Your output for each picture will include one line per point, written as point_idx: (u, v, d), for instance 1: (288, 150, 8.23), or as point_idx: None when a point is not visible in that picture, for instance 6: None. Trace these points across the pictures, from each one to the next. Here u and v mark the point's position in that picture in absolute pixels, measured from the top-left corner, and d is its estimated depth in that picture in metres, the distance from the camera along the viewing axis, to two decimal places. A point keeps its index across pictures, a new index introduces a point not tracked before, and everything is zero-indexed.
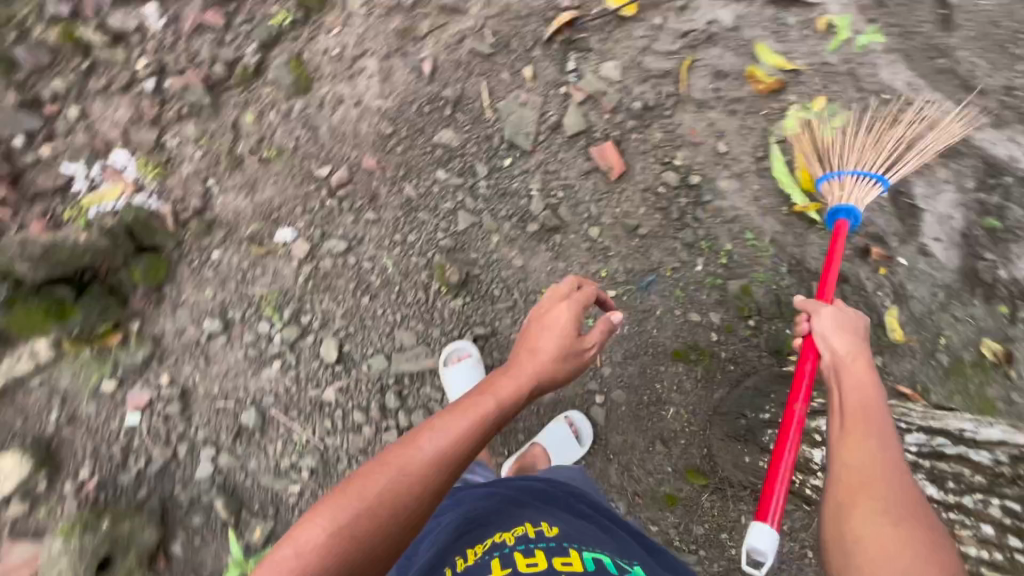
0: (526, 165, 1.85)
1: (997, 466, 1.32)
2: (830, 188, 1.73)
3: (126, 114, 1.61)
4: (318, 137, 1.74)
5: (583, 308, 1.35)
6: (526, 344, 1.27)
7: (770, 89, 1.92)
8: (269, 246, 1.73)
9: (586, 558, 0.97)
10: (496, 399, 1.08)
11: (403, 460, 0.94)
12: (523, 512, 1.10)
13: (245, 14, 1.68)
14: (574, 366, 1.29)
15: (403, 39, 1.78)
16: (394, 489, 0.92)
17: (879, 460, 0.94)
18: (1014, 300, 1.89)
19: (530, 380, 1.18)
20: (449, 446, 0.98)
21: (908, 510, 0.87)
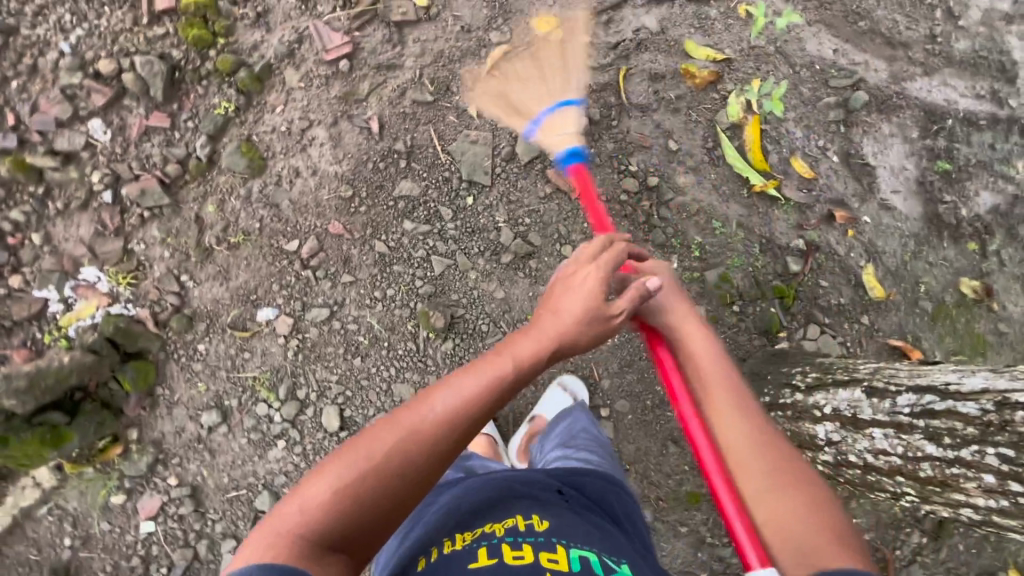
0: (488, 199, 1.88)
1: (986, 416, 1.10)
2: (549, 134, 1.63)
3: (89, 230, 1.62)
4: (282, 213, 1.77)
5: (613, 268, 1.22)
6: (549, 304, 1.17)
7: (706, 82, 1.99)
8: (253, 329, 1.74)
9: (573, 557, 0.91)
10: (514, 363, 1.05)
11: (413, 418, 0.96)
12: (517, 503, 1.06)
13: (189, 109, 1.68)
14: (599, 334, 1.16)
15: (347, 103, 1.81)
16: (398, 450, 0.93)
17: (746, 427, 1.05)
18: (981, 235, 1.99)
19: (551, 342, 1.10)
20: (460, 411, 0.98)
21: (779, 467, 0.99)
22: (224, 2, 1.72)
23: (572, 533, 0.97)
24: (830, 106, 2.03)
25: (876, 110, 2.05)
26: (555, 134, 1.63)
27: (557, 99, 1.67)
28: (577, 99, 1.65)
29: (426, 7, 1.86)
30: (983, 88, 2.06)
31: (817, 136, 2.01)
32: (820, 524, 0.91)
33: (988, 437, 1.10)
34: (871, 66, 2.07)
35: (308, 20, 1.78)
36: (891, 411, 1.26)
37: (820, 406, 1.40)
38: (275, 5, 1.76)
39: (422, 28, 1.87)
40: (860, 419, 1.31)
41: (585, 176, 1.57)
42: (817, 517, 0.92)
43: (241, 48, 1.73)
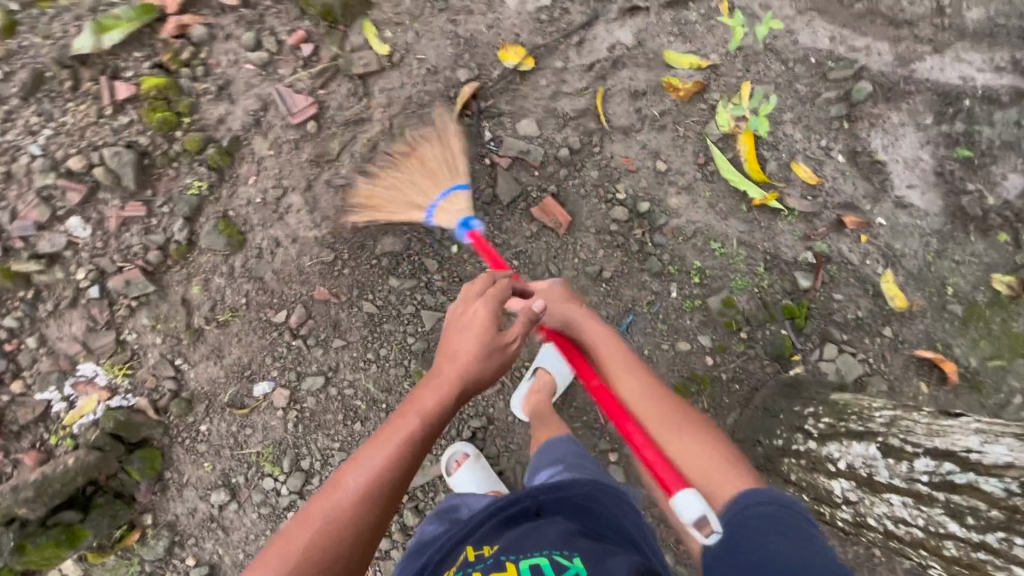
0: (473, 245, 1.83)
1: (1010, 499, 1.00)
2: (443, 218, 1.68)
3: (80, 326, 1.64)
4: (267, 285, 1.75)
5: (500, 300, 1.31)
6: (446, 348, 1.25)
7: (691, 94, 1.86)
8: (251, 405, 1.74)
9: (523, 568, 0.95)
10: (420, 416, 1.14)
11: (327, 506, 1.04)
12: (470, 535, 1.10)
13: (163, 194, 1.67)
14: (497, 366, 1.26)
15: (319, 164, 1.77)
16: (323, 536, 1.01)
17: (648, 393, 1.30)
18: (1013, 225, 1.82)
19: (451, 389, 1.19)
20: (373, 478, 1.07)
21: (679, 420, 1.24)
22: (184, 79, 1.69)
23: (520, 543, 1.01)
24: (831, 101, 1.87)
25: (883, 99, 1.88)
26: (455, 214, 1.68)
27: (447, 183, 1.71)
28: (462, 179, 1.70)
29: (388, 53, 1.79)
30: (1001, 60, 1.88)
31: (818, 136, 1.86)
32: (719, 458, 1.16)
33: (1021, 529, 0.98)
34: (873, 50, 1.90)
35: (269, 85, 1.73)
36: (909, 475, 1.20)
37: (833, 461, 1.36)
38: (235, 74, 1.72)
39: (386, 76, 1.80)
40: (876, 481, 1.26)
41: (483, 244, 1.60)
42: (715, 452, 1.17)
43: (207, 124, 1.70)
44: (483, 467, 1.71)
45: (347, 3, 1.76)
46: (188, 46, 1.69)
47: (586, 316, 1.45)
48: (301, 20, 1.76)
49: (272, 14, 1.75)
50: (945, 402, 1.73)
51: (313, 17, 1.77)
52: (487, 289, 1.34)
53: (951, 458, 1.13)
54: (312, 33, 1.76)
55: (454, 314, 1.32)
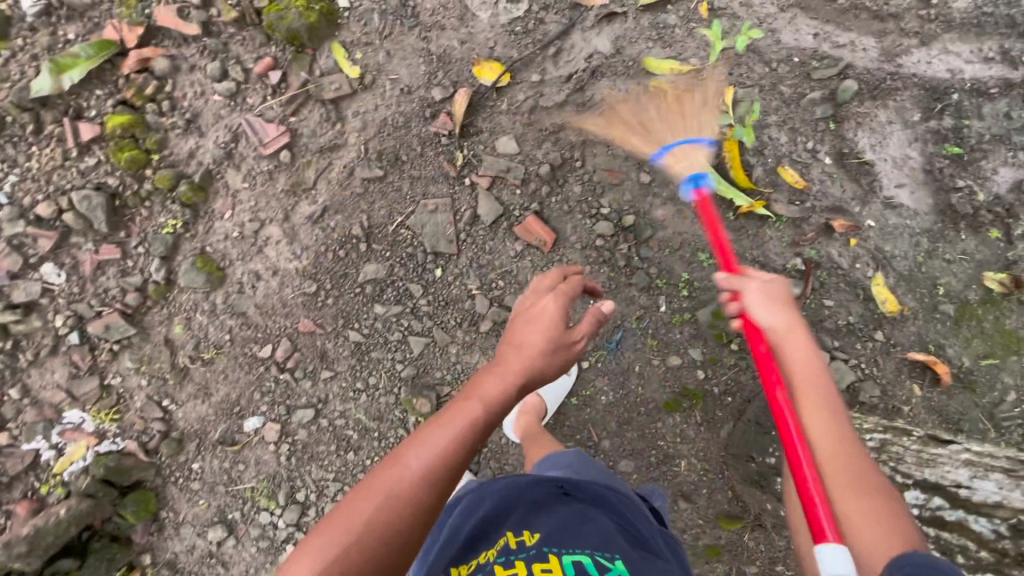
0: (458, 267, 1.79)
1: None
2: (675, 163, 1.66)
3: (64, 373, 1.63)
4: (250, 320, 1.72)
5: (569, 298, 1.30)
6: (512, 337, 1.17)
7: (680, 95, 1.82)
8: (242, 441, 1.72)
9: (567, 562, 0.92)
10: (485, 403, 1.03)
11: (390, 479, 0.94)
12: (503, 521, 1.06)
13: (137, 234, 1.64)
14: (563, 362, 1.19)
15: (295, 194, 1.73)
16: (382, 516, 0.91)
17: (836, 430, 1.01)
18: (1004, 221, 1.79)
19: (518, 377, 1.10)
20: (437, 461, 0.96)
21: (861, 476, 0.98)
22: (150, 115, 1.65)
23: (562, 537, 0.99)
24: (816, 102, 1.83)
25: (869, 97, 1.83)
26: (682, 164, 1.66)
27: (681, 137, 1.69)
28: (712, 137, 1.65)
29: (359, 76, 1.74)
30: (990, 50, 1.83)
31: (804, 138, 1.82)
32: (887, 526, 0.93)
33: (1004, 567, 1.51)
34: (858, 46, 1.85)
35: (238, 116, 1.69)
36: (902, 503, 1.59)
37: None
38: (202, 106, 1.67)
39: (359, 99, 1.75)
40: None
41: (709, 204, 1.55)
42: (886, 519, 0.94)
43: (177, 160, 1.67)
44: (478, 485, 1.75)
45: (313, 26, 1.70)
46: (151, 80, 1.64)
47: (796, 323, 1.10)
48: (267, 47, 1.70)
49: (237, 42, 1.69)
50: (939, 403, 1.72)
51: (280, 42, 1.70)
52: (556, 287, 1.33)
53: (941, 494, 1.59)
54: (279, 59, 1.71)
55: (527, 305, 1.28)
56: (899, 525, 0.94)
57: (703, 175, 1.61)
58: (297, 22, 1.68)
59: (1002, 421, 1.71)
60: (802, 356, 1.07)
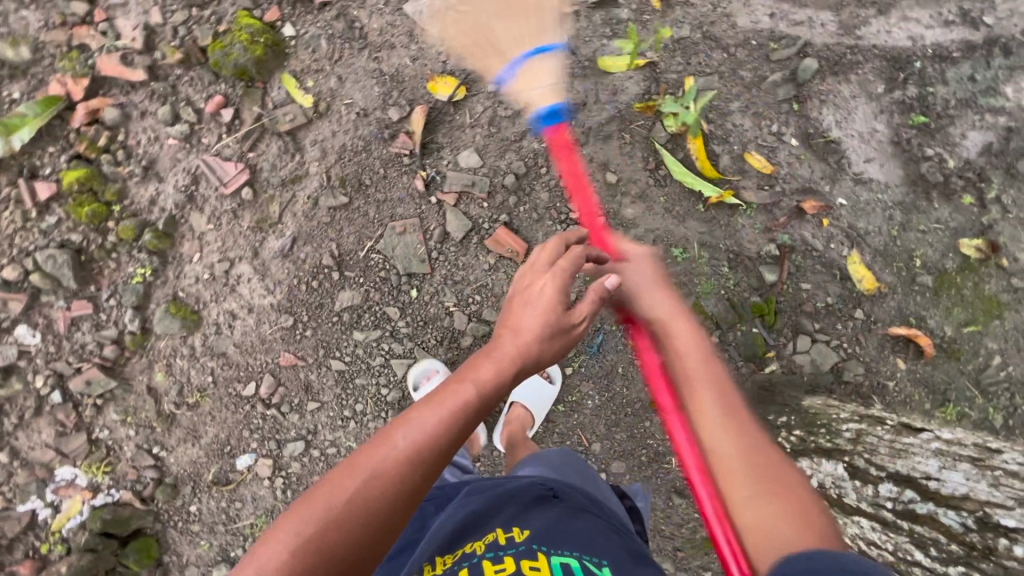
0: (433, 286, 1.78)
1: (968, 533, 1.15)
2: (524, 90, 1.57)
3: (51, 432, 1.64)
4: (230, 360, 1.72)
5: (568, 277, 1.17)
6: (509, 322, 1.13)
7: (647, 107, 1.80)
8: (236, 480, 1.73)
9: (554, 562, 0.93)
10: (477, 386, 1.01)
11: (375, 459, 0.91)
12: (494, 517, 1.07)
13: (107, 287, 1.64)
14: (562, 347, 1.15)
15: (262, 230, 1.72)
16: (364, 495, 0.87)
17: (729, 423, 0.99)
18: (976, 185, 1.77)
19: (516, 364, 1.06)
20: (425, 442, 0.93)
21: (759, 468, 0.93)
22: (106, 165, 1.63)
23: (551, 534, 1.00)
24: (777, 84, 1.80)
25: (830, 73, 1.81)
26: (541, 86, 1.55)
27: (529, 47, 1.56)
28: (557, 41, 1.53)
29: (314, 104, 1.72)
30: (949, 13, 1.81)
31: (768, 122, 1.80)
32: (792, 516, 0.87)
33: (973, 562, 1.13)
34: (815, 23, 1.82)
35: (196, 157, 1.67)
36: (874, 500, 1.32)
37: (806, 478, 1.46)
38: (158, 152, 1.66)
39: (316, 127, 1.73)
40: (846, 502, 1.37)
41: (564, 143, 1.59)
42: (796, 514, 0.87)
43: (138, 208, 1.65)
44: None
45: (260, 58, 1.67)
46: (103, 131, 1.63)
47: (676, 311, 1.17)
48: (216, 84, 1.67)
49: (185, 83, 1.66)
50: (924, 375, 1.72)
51: (229, 79, 1.68)
52: (556, 261, 1.20)
53: (913, 486, 1.28)
54: (230, 96, 1.68)
55: (528, 279, 1.19)
56: (803, 509, 0.88)
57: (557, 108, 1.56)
58: (243, 57, 1.66)
59: (988, 386, 1.71)
60: (686, 351, 1.11)
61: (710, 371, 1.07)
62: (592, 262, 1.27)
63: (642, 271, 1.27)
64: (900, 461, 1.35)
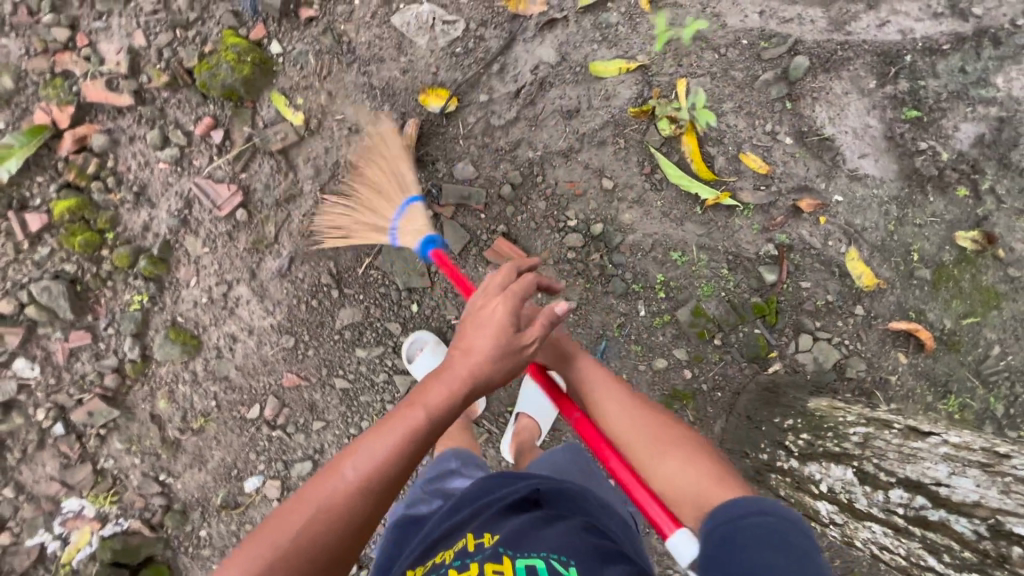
0: (434, 300, 1.77)
1: (981, 541, 1.10)
2: (411, 238, 1.57)
3: (55, 464, 1.63)
4: (233, 383, 1.71)
5: (521, 298, 1.17)
6: (459, 343, 1.11)
7: (641, 112, 1.78)
8: (244, 502, 1.72)
9: (518, 565, 0.95)
10: (425, 412, 1.02)
11: (321, 494, 0.94)
12: (469, 522, 1.11)
13: (105, 316, 1.62)
14: (515, 367, 1.13)
15: (258, 251, 1.70)
16: (310, 529, 0.92)
17: (633, 415, 1.13)
18: (970, 177, 1.78)
19: (464, 387, 1.06)
20: (372, 473, 0.96)
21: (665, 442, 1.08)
22: (97, 193, 1.61)
23: (519, 537, 1.02)
24: (770, 83, 1.80)
25: (822, 70, 1.80)
26: (418, 230, 1.57)
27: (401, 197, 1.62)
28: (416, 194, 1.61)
29: (304, 121, 1.69)
30: (939, 5, 1.80)
31: (762, 121, 1.80)
32: (698, 472, 1.01)
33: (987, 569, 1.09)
34: (805, 19, 1.81)
35: (188, 180, 1.65)
36: (885, 506, 1.27)
37: (816, 483, 1.41)
38: (149, 176, 1.63)
39: (308, 144, 1.71)
40: (857, 508, 1.32)
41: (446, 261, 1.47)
42: (698, 469, 1.01)
43: (132, 235, 1.63)
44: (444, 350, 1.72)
45: (247, 78, 1.63)
46: (92, 158, 1.60)
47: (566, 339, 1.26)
48: (204, 105, 1.64)
49: (172, 105, 1.63)
50: (924, 368, 1.74)
51: (217, 100, 1.65)
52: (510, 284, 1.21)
53: (923, 492, 1.23)
54: (218, 117, 1.65)
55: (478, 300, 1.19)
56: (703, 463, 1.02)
57: (433, 236, 1.54)
58: (231, 77, 1.62)
59: (989, 376, 1.73)
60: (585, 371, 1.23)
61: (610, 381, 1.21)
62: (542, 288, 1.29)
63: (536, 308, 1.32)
64: (909, 464, 1.30)
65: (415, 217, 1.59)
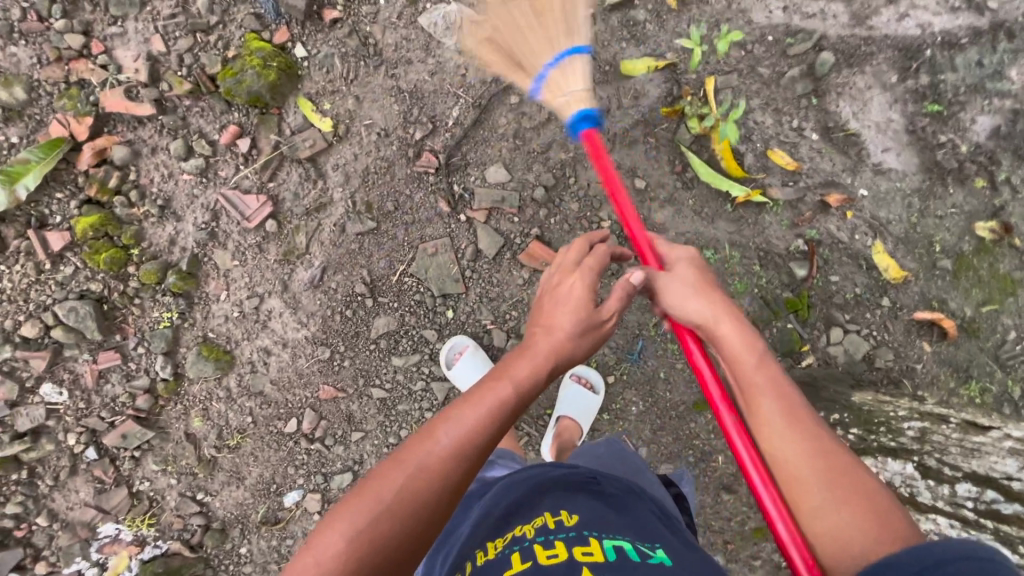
0: (469, 304, 1.76)
1: None
2: (556, 93, 1.48)
3: (89, 490, 1.59)
4: (269, 398, 1.67)
5: (597, 274, 1.21)
6: (541, 321, 1.13)
7: (673, 111, 1.79)
8: (285, 518, 1.67)
9: (607, 547, 0.90)
10: (513, 384, 1.00)
11: (418, 456, 0.91)
12: (540, 504, 1.03)
13: (135, 335, 1.58)
14: (592, 344, 1.15)
15: (289, 262, 1.66)
16: (412, 488, 0.89)
17: (790, 426, 0.97)
18: (987, 169, 1.81)
19: (548, 359, 1.07)
20: (468, 439, 0.94)
21: (830, 467, 0.93)
22: (119, 208, 1.58)
23: (601, 523, 0.97)
24: (796, 79, 1.81)
25: (846, 66, 1.83)
26: (559, 97, 1.47)
27: (564, 46, 1.49)
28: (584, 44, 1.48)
29: (333, 127, 1.66)
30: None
31: (789, 117, 1.82)
32: (866, 517, 0.88)
33: None
34: (828, 14, 1.82)
35: (214, 192, 1.61)
36: (952, 500, 1.36)
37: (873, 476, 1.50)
38: (173, 189, 1.60)
39: (336, 151, 1.67)
40: (918, 500, 1.41)
41: (599, 145, 1.39)
42: (866, 512, 0.88)
43: (158, 250, 1.60)
44: (484, 354, 1.71)
45: (274, 84, 1.61)
46: (113, 172, 1.57)
47: (719, 313, 1.10)
48: (229, 113, 1.62)
49: (195, 114, 1.60)
50: (949, 355, 1.79)
51: (242, 107, 1.62)
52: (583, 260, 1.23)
53: (993, 486, 1.32)
54: (244, 125, 1.63)
55: (554, 276, 1.23)
56: (874, 506, 0.89)
57: (589, 107, 1.43)
58: (256, 83, 1.59)
59: (1007, 361, 1.77)
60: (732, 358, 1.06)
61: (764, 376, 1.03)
62: (612, 260, 1.32)
63: (686, 273, 1.20)
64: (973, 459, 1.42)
65: (573, 71, 1.48)
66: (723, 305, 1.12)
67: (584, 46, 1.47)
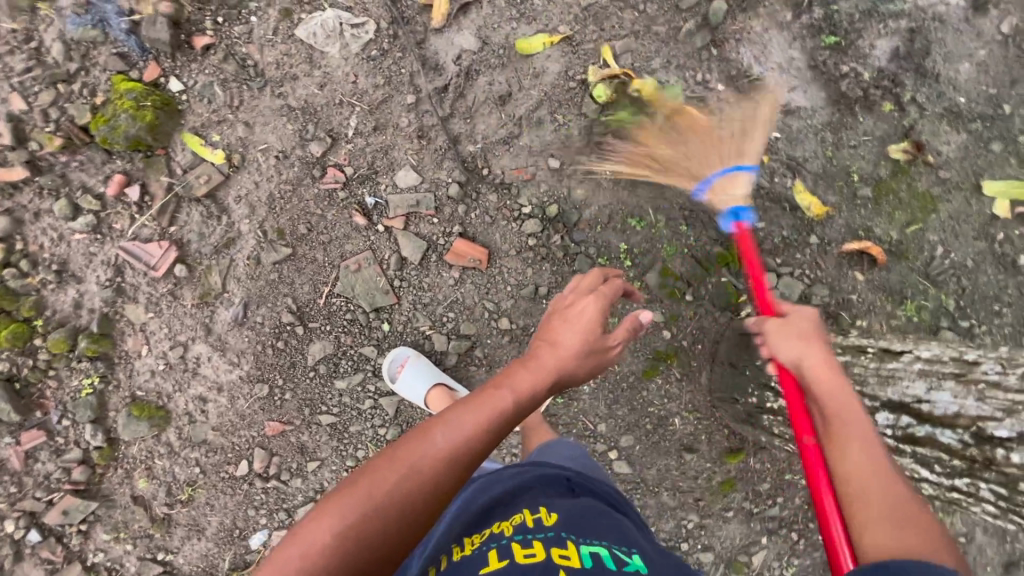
0: (404, 313, 1.72)
1: (967, 449, 1.18)
2: (717, 195, 1.61)
3: (43, 569, 1.57)
4: (213, 445, 1.62)
5: (608, 302, 1.19)
6: (547, 335, 1.10)
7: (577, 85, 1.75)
8: (253, 560, 1.64)
9: (585, 550, 0.88)
10: (515, 394, 0.96)
11: (413, 455, 0.86)
12: (522, 503, 1.03)
13: (58, 408, 1.55)
14: (593, 366, 1.12)
15: (208, 304, 1.61)
16: (403, 489, 0.84)
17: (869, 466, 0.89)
18: (892, 91, 1.84)
19: (550, 374, 1.03)
20: (462, 444, 0.89)
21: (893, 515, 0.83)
22: (13, 280, 1.53)
23: (581, 527, 0.95)
24: (692, 32, 1.79)
25: (739, 11, 1.81)
26: (726, 200, 1.59)
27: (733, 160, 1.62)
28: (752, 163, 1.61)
29: (226, 158, 1.60)
30: None
31: (692, 72, 1.80)
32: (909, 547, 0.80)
33: (977, 473, 1.19)
34: None
35: (113, 247, 1.56)
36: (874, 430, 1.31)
37: None
38: (67, 251, 1.55)
39: (236, 182, 1.61)
40: None
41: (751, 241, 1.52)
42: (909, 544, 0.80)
43: (63, 316, 1.55)
44: (426, 362, 1.68)
45: (152, 124, 1.54)
46: None
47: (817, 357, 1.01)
48: (112, 162, 1.56)
49: (74, 168, 1.55)
50: (882, 280, 1.82)
51: (124, 153, 1.56)
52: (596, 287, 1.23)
53: (908, 411, 1.26)
54: (131, 172, 1.57)
55: (566, 292, 1.23)
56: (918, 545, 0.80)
57: (744, 210, 1.57)
58: (133, 126, 1.52)
59: (937, 276, 1.82)
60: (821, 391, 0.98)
61: (856, 417, 0.93)
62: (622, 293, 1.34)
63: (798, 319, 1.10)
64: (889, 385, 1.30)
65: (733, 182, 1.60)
66: (829, 353, 1.02)
67: (753, 166, 1.58)
